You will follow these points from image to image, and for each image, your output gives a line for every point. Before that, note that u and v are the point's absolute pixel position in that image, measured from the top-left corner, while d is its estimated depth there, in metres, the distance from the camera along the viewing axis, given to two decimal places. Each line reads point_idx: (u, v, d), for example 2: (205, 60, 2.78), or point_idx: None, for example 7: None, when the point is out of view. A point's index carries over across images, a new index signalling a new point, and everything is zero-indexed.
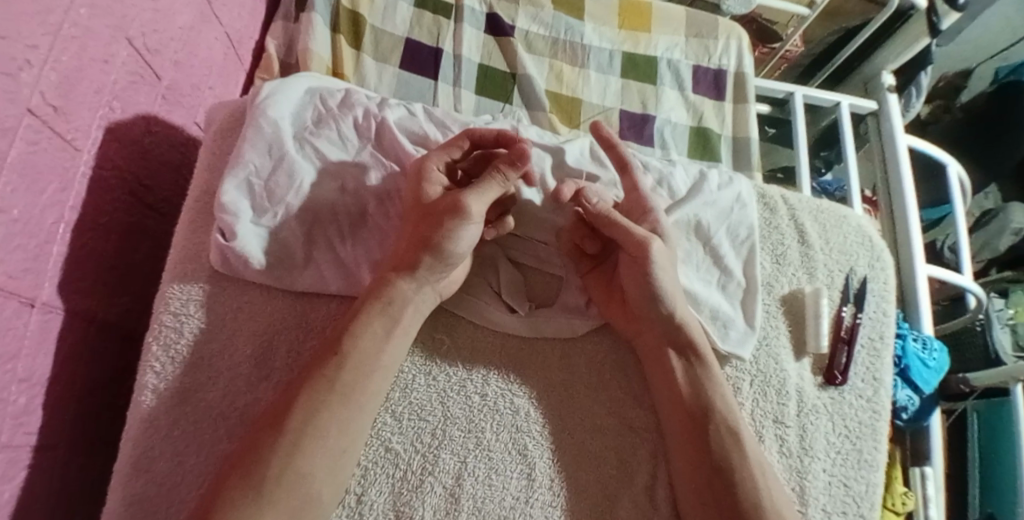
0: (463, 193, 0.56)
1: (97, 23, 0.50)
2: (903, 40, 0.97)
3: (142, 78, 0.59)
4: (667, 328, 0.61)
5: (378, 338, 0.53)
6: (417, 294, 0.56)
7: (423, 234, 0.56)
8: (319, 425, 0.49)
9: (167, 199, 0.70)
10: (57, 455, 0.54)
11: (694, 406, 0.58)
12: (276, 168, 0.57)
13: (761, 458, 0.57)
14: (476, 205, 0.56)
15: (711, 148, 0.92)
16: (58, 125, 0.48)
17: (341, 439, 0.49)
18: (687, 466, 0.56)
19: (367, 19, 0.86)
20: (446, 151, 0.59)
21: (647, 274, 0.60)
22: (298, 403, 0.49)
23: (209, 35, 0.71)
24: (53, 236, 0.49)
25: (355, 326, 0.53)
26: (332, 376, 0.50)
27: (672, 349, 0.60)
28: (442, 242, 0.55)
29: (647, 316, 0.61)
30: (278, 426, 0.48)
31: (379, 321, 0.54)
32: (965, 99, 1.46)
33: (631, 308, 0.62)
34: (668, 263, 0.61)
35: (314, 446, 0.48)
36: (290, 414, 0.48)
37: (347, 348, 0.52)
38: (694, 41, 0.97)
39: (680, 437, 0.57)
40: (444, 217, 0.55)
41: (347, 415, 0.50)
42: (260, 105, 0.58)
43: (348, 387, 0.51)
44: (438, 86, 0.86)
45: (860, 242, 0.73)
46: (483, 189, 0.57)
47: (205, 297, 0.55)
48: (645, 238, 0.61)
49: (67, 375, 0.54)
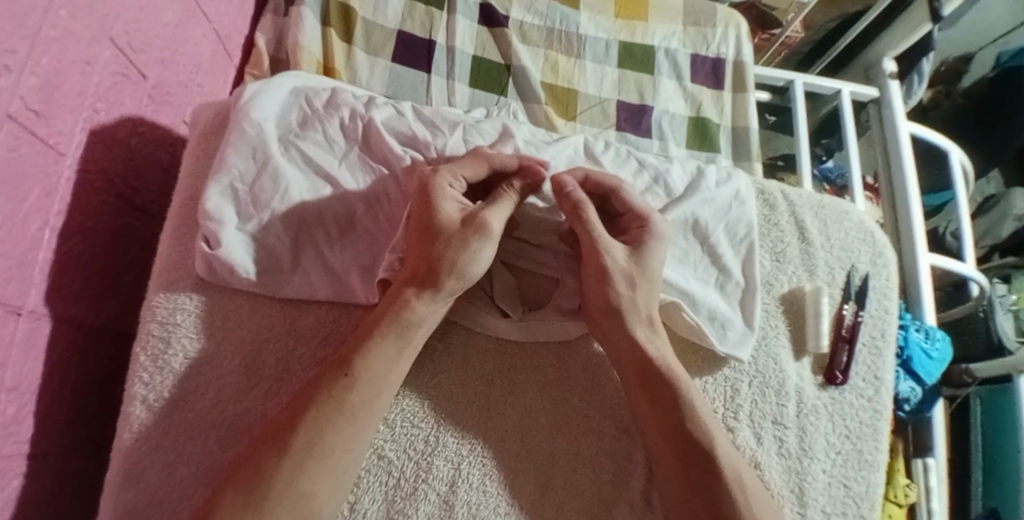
0: (482, 212, 0.57)
1: (78, 25, 0.48)
2: (905, 25, 0.95)
3: (127, 78, 0.57)
4: (637, 355, 0.57)
5: (387, 357, 0.52)
6: (432, 313, 0.54)
7: (436, 253, 0.55)
8: (325, 445, 0.48)
9: (157, 200, 0.69)
10: (49, 465, 0.53)
11: (673, 422, 0.55)
12: (261, 173, 0.56)
13: (738, 464, 0.54)
14: (495, 222, 0.57)
15: (710, 139, 0.90)
16: (40, 129, 0.46)
17: (346, 457, 0.48)
18: (672, 473, 0.54)
19: (357, 11, 0.83)
20: (456, 168, 0.58)
21: (606, 287, 0.58)
22: (305, 419, 0.48)
23: (196, 31, 0.69)
24: (38, 243, 0.48)
25: (365, 343, 0.51)
26: (341, 396, 0.49)
27: (637, 375, 0.57)
28: (459, 263, 0.55)
29: (609, 329, 0.58)
30: (281, 443, 0.47)
31: (392, 339, 0.52)
32: (966, 84, 1.43)
33: (605, 324, 0.58)
34: (631, 281, 0.58)
35: (319, 466, 0.47)
36: (294, 433, 0.47)
37: (356, 368, 0.50)
38: (692, 29, 0.95)
39: (660, 451, 0.55)
40: (467, 239, 0.55)
41: (351, 433, 0.49)
42: (243, 108, 0.57)
43: (356, 407, 0.49)
44: (430, 79, 0.84)
45: (861, 238, 0.72)
46: (498, 205, 0.58)
47: (192, 306, 0.54)
48: (602, 244, 0.59)
49: (57, 383, 0.53)
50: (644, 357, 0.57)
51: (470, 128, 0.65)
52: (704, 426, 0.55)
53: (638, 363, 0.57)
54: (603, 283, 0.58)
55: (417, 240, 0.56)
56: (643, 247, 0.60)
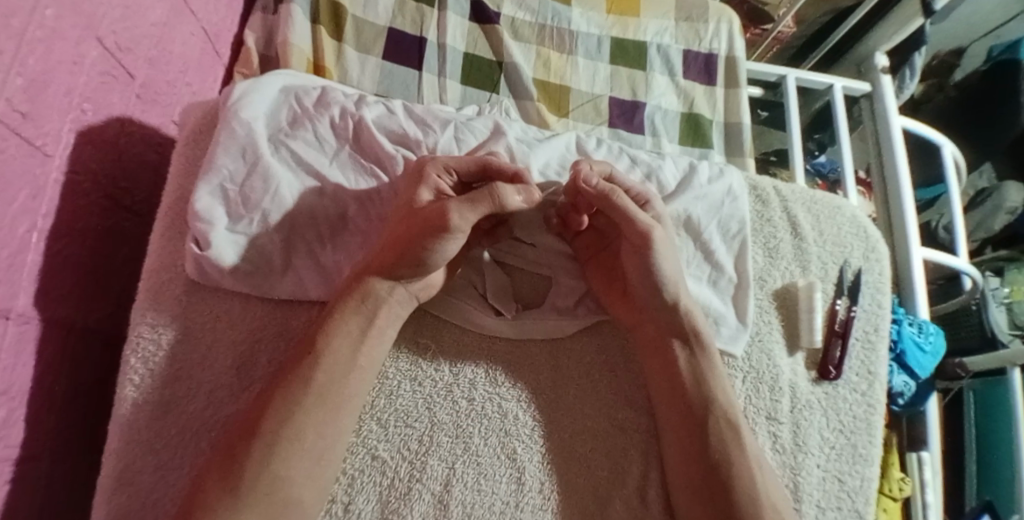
0: (450, 203, 0.53)
1: (64, 24, 0.48)
2: (898, 19, 0.95)
3: (115, 78, 0.57)
4: (673, 324, 0.60)
5: (351, 339, 0.52)
6: (392, 294, 0.54)
7: (403, 236, 0.53)
8: (296, 427, 0.48)
9: (146, 201, 0.68)
10: (40, 469, 0.53)
11: (688, 400, 0.57)
12: (251, 174, 0.55)
13: (759, 453, 0.56)
14: (461, 221, 0.53)
15: (703, 135, 0.90)
16: (27, 131, 0.46)
17: (318, 441, 0.48)
18: (683, 453, 0.56)
19: (348, 9, 0.83)
20: (447, 160, 0.57)
21: (648, 263, 0.59)
22: (273, 403, 0.48)
23: (184, 30, 0.68)
24: (26, 245, 0.47)
25: (329, 325, 0.52)
26: (307, 377, 0.49)
27: (676, 338, 0.60)
28: (421, 254, 0.53)
29: (644, 307, 0.60)
30: (252, 430, 0.47)
31: (355, 320, 0.52)
32: (958, 77, 1.43)
33: (639, 301, 0.60)
34: (669, 250, 0.60)
35: (292, 450, 0.47)
36: (264, 418, 0.47)
37: (322, 348, 0.51)
38: (684, 24, 0.95)
39: (673, 437, 0.57)
40: (424, 227, 0.53)
41: (323, 417, 0.49)
42: (232, 108, 0.56)
43: (323, 387, 0.50)
44: (422, 77, 0.83)
45: (854, 233, 0.72)
46: (473, 204, 0.53)
47: (183, 308, 0.54)
48: (646, 226, 0.59)
49: (46, 389, 0.53)
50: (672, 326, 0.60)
51: (461, 126, 0.64)
52: (721, 411, 0.57)
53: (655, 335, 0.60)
54: (642, 259, 0.59)
55: (396, 221, 0.55)
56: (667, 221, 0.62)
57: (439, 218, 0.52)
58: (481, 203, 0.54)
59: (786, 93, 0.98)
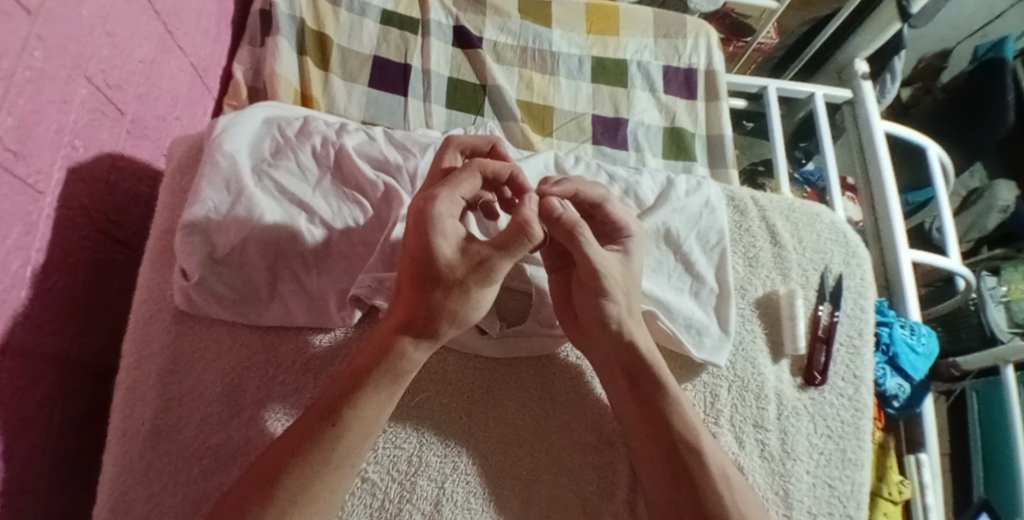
0: (494, 259, 0.50)
1: (52, 65, 0.49)
2: (874, 25, 0.96)
3: (105, 114, 0.58)
4: (620, 355, 0.58)
5: (377, 407, 0.49)
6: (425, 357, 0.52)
7: (435, 299, 0.50)
8: (311, 491, 0.46)
9: (137, 233, 0.69)
10: (37, 501, 0.53)
11: (658, 425, 0.56)
12: (235, 204, 0.57)
13: (724, 463, 0.55)
14: (504, 270, 0.51)
15: (686, 148, 0.92)
16: (18, 169, 0.47)
17: (330, 497, 0.47)
18: (656, 472, 0.55)
19: (333, 39, 0.85)
20: (455, 192, 0.51)
21: (596, 300, 0.57)
22: (290, 466, 0.45)
23: (172, 65, 0.70)
24: (19, 280, 0.48)
25: (356, 392, 0.49)
26: (330, 446, 0.47)
27: (626, 375, 0.58)
28: (456, 306, 0.50)
29: (596, 336, 0.58)
30: (265, 488, 0.44)
31: (385, 387, 0.50)
32: (946, 79, 1.44)
33: (591, 332, 0.59)
34: (624, 288, 0.58)
35: (304, 511, 0.45)
36: (279, 480, 0.45)
37: (346, 415, 0.48)
38: (663, 41, 0.97)
39: (644, 454, 0.56)
40: (467, 289, 0.50)
41: (335, 477, 0.47)
42: (216, 140, 0.58)
43: (344, 452, 0.47)
44: (408, 102, 0.85)
45: (833, 240, 0.73)
46: (512, 255, 0.50)
47: (171, 337, 0.55)
48: (596, 262, 0.56)
49: (42, 420, 0.53)
50: (634, 354, 0.58)
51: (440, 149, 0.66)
52: (693, 428, 0.56)
53: (626, 361, 0.58)
54: (592, 297, 0.57)
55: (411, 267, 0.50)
56: (631, 252, 0.59)
57: (485, 275, 0.50)
58: (518, 251, 0.50)
59: (768, 103, 0.99)
